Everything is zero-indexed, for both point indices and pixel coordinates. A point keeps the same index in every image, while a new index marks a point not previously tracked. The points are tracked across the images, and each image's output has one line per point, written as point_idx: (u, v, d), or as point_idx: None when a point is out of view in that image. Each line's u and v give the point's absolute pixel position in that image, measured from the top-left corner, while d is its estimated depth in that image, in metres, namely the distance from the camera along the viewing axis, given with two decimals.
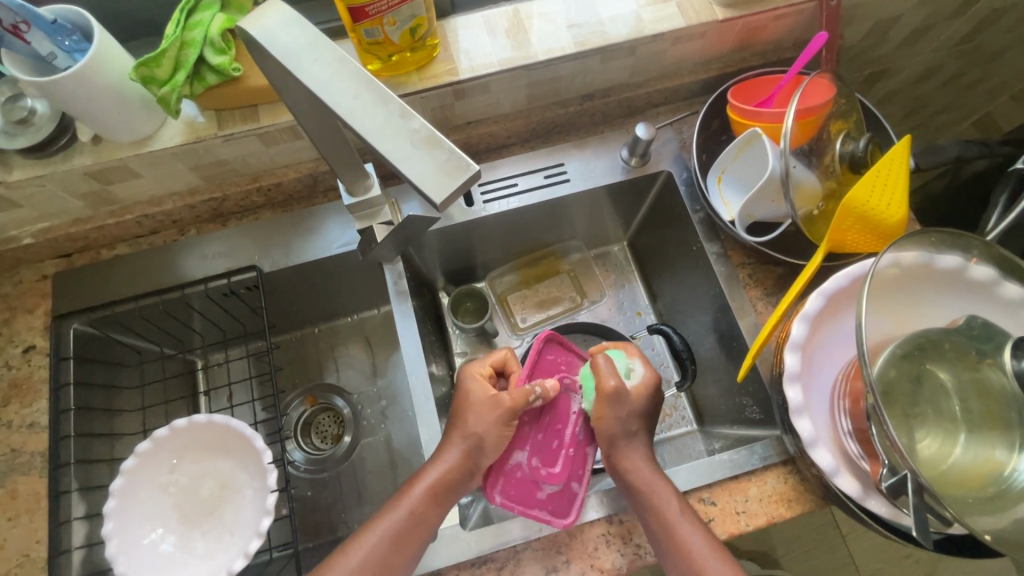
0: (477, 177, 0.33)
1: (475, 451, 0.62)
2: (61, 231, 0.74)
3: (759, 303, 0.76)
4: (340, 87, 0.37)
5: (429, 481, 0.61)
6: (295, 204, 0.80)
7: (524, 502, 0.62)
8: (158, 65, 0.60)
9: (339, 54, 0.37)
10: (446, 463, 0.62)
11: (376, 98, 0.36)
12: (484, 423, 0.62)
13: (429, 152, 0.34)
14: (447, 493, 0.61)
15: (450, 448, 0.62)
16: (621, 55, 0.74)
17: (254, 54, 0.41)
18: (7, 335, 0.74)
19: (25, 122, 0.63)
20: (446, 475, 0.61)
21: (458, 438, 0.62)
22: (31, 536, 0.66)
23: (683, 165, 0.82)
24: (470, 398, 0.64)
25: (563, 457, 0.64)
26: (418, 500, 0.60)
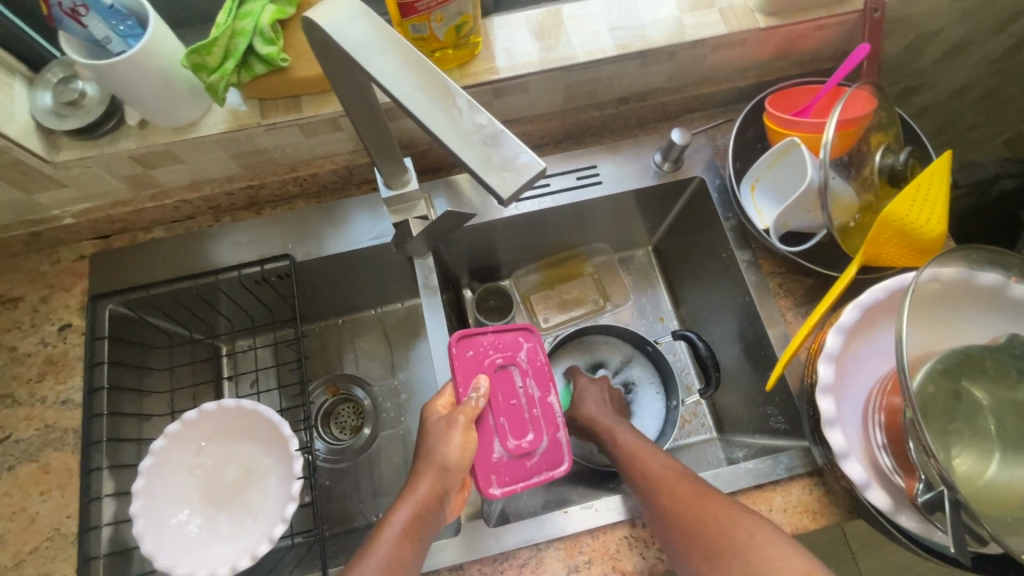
0: (543, 175, 0.34)
1: (446, 477, 0.60)
2: (101, 212, 0.75)
3: (788, 313, 0.75)
4: (407, 81, 0.38)
5: (399, 523, 0.57)
6: (329, 195, 0.81)
7: (519, 477, 0.66)
8: (210, 52, 0.61)
9: (405, 49, 0.39)
10: (417, 497, 0.58)
11: (441, 93, 0.37)
12: (448, 443, 0.61)
13: (498, 148, 0.35)
14: (422, 529, 0.57)
15: (418, 484, 0.59)
16: (660, 59, 0.74)
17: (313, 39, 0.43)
18: (44, 313, 0.75)
19: (75, 104, 0.64)
20: (417, 510, 0.58)
21: (426, 467, 0.60)
22: (62, 510, 0.67)
23: (716, 171, 0.82)
24: (426, 427, 0.63)
25: (532, 419, 0.69)
26: (394, 540, 0.56)
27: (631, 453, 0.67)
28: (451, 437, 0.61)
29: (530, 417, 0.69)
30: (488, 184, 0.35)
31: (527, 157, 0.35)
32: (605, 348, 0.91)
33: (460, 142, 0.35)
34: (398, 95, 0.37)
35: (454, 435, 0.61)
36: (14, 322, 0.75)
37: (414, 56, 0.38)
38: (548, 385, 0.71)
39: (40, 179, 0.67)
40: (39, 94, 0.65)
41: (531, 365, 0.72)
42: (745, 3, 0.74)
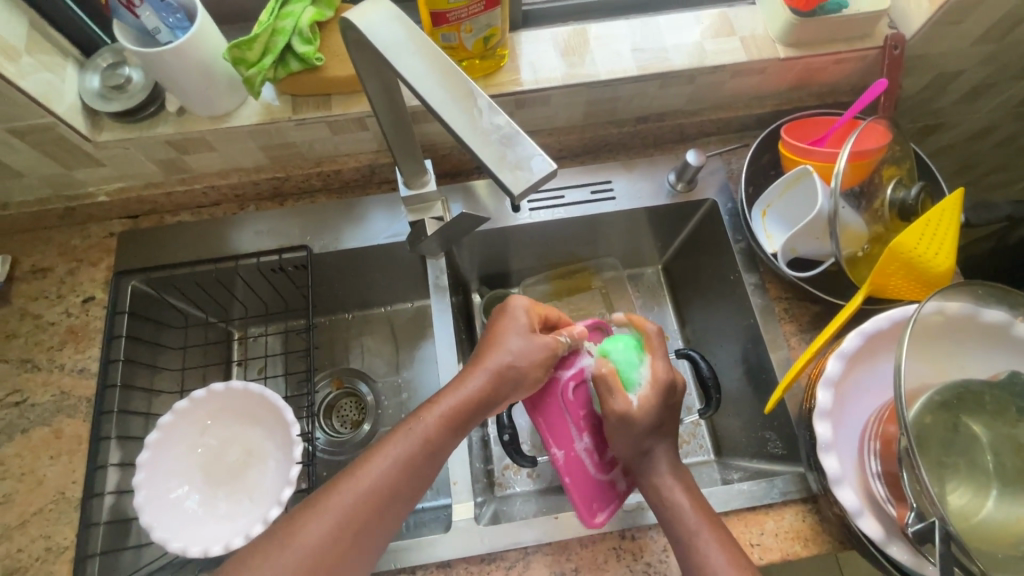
0: (552, 176, 0.37)
1: (504, 374, 0.63)
2: (133, 193, 0.78)
3: (792, 338, 0.76)
4: (429, 79, 0.40)
5: (448, 408, 0.60)
6: (350, 192, 0.84)
7: (613, 496, 0.67)
8: (250, 48, 0.64)
9: (430, 52, 0.41)
10: (470, 389, 0.61)
11: (463, 92, 0.40)
12: (523, 352, 0.64)
13: (513, 148, 0.38)
14: (468, 420, 0.61)
15: (479, 373, 0.62)
16: (679, 82, 0.77)
17: (349, 39, 0.46)
18: (70, 285, 0.78)
19: (120, 89, 0.68)
20: (467, 401, 0.61)
21: (490, 355, 0.63)
22: (68, 475, 0.69)
23: (729, 195, 0.83)
24: (515, 323, 0.66)
25: (596, 427, 0.71)
26: (435, 426, 0.59)
27: (680, 501, 0.60)
28: (536, 342, 0.65)
29: (599, 427, 0.71)
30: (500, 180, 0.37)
31: (539, 159, 0.37)
32: None
33: (478, 138, 0.38)
34: (422, 92, 0.40)
35: (542, 341, 0.66)
36: (42, 291, 0.78)
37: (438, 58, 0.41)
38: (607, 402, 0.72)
39: (81, 156, 0.71)
40: (89, 77, 0.69)
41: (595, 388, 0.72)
42: (766, 34, 0.76)
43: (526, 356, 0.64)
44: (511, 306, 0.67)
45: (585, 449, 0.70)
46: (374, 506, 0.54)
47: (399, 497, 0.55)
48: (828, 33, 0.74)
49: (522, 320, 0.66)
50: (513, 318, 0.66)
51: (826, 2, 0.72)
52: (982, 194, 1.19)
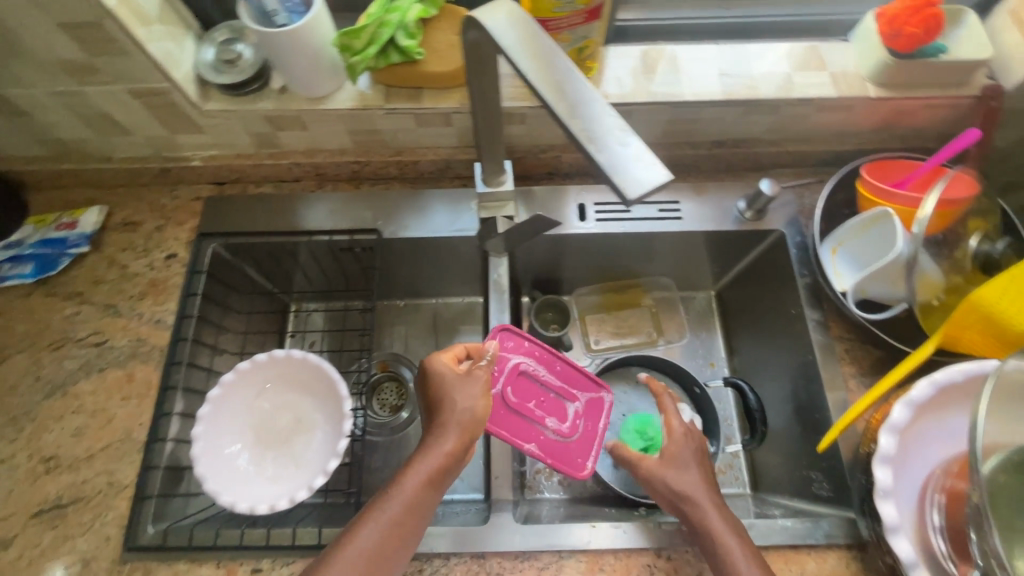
0: (669, 185, 0.37)
1: (470, 426, 0.61)
2: (224, 161, 0.83)
3: (851, 380, 0.74)
4: (552, 83, 0.42)
5: (423, 469, 0.57)
6: (423, 182, 0.86)
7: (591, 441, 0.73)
8: (358, 37, 0.68)
9: (553, 57, 0.43)
10: (442, 449, 0.58)
11: (584, 101, 0.41)
12: (470, 402, 0.62)
13: (631, 157, 0.38)
14: (448, 474, 0.59)
15: (446, 437, 0.59)
16: (763, 111, 0.77)
17: (469, 35, 0.48)
18: (156, 240, 0.83)
19: (231, 63, 0.72)
20: (440, 461, 0.58)
21: (455, 410, 0.61)
22: (136, 418, 0.73)
23: (798, 229, 0.82)
24: (445, 381, 0.63)
25: (547, 397, 0.74)
26: (414, 488, 0.56)
27: (728, 543, 0.58)
28: (469, 388, 0.63)
29: (552, 399, 0.74)
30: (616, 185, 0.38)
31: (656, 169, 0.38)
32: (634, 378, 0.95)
33: (595, 144, 0.39)
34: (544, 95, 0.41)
35: (477, 391, 0.62)
36: (130, 244, 0.83)
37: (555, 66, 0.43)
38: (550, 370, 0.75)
39: (186, 122, 0.75)
40: (205, 49, 0.73)
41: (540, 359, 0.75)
42: (858, 72, 0.76)
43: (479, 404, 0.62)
44: (427, 366, 0.64)
45: (552, 429, 0.72)
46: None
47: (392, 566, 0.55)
48: (924, 76, 0.73)
49: (449, 372, 0.63)
50: (437, 373, 0.63)
51: (926, 45, 0.71)
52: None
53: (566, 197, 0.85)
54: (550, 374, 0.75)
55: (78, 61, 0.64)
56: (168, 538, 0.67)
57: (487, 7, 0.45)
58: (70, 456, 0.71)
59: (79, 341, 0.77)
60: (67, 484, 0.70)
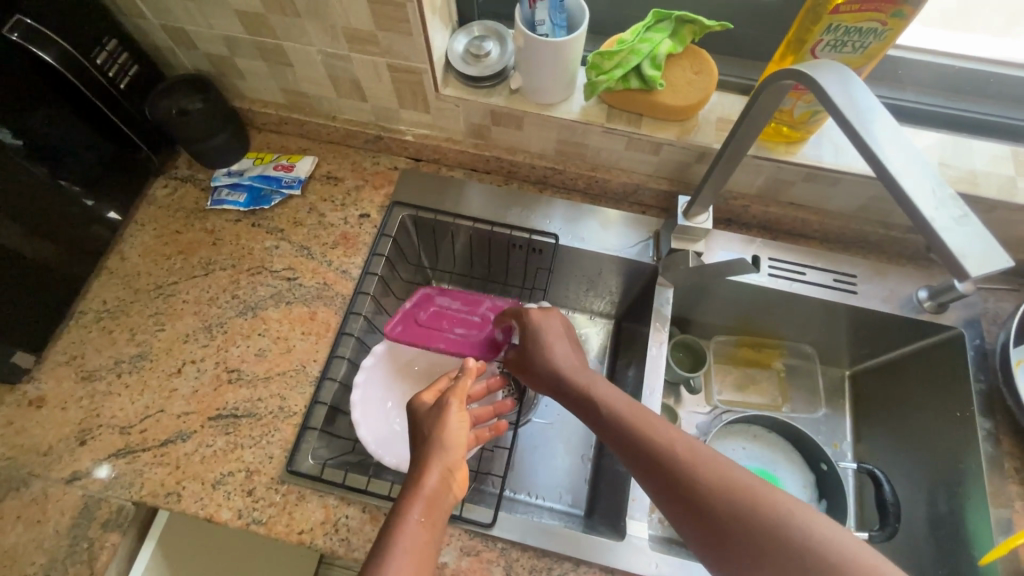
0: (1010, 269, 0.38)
1: (451, 456, 0.58)
2: (432, 141, 0.89)
3: (1017, 502, 0.71)
4: (887, 151, 0.43)
5: (415, 504, 0.54)
6: (603, 201, 0.90)
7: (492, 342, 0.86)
8: (609, 59, 0.72)
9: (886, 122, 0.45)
10: (426, 481, 0.56)
11: (921, 172, 0.42)
12: (449, 430, 0.59)
13: (970, 239, 0.39)
14: (441, 512, 0.54)
15: (423, 478, 0.56)
16: (977, 209, 0.75)
17: (776, 80, 0.51)
18: (353, 198, 0.91)
19: (478, 58, 0.78)
20: (428, 493, 0.55)
21: (431, 449, 0.58)
22: (312, 353, 0.79)
23: (978, 332, 0.80)
24: (417, 419, 0.62)
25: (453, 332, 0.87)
26: (413, 522, 0.52)
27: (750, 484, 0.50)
28: (447, 415, 0.61)
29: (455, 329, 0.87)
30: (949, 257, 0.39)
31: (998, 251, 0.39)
32: (751, 437, 0.95)
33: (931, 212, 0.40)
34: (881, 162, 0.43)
35: (449, 416, 0.61)
36: (330, 196, 0.91)
37: (874, 132, 0.44)
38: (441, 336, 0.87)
39: (419, 101, 0.82)
40: (457, 40, 0.80)
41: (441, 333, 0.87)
42: None
43: (457, 431, 0.60)
44: (410, 411, 0.64)
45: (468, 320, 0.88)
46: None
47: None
48: None
49: (422, 410, 0.63)
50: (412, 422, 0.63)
51: None
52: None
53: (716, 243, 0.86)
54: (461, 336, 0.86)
55: (364, 31, 0.71)
56: (325, 472, 0.72)
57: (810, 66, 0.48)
58: (249, 373, 0.78)
59: (273, 272, 0.85)
60: (243, 398, 0.76)
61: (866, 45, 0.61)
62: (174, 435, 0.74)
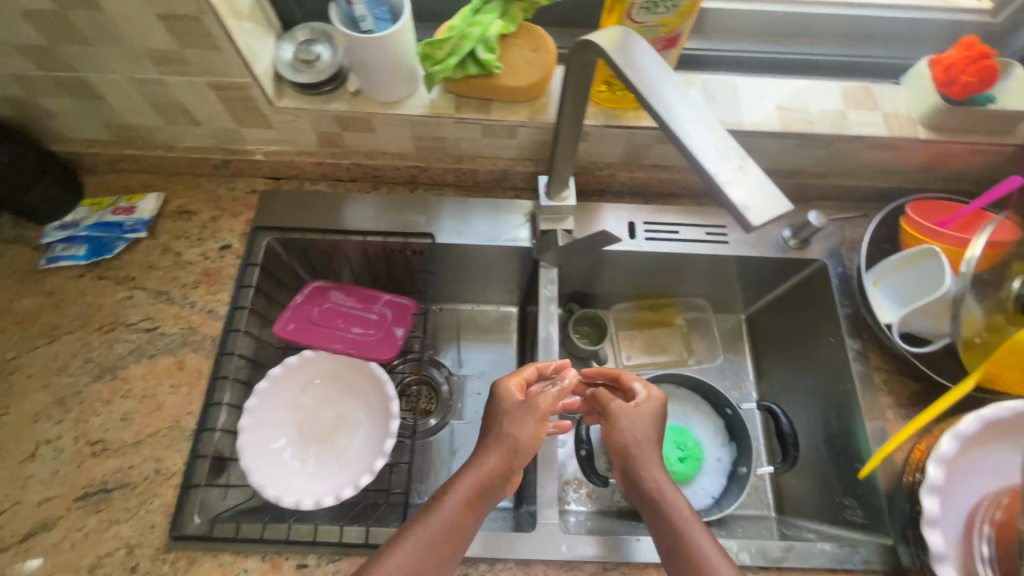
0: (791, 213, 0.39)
1: (513, 458, 0.63)
2: (286, 157, 0.84)
3: (889, 412, 0.76)
4: (672, 115, 0.44)
5: (464, 491, 0.59)
6: (477, 191, 0.88)
7: (387, 339, 0.84)
8: (440, 48, 0.70)
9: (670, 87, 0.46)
10: (483, 470, 0.61)
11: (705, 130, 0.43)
12: (519, 429, 0.64)
13: (753, 189, 0.39)
14: (484, 503, 0.60)
15: (487, 461, 0.62)
16: (818, 145, 0.79)
17: (575, 55, 0.51)
18: (211, 230, 0.84)
19: (310, 63, 0.74)
20: (480, 483, 0.60)
21: (495, 446, 0.63)
22: (185, 406, 0.73)
23: (840, 260, 0.84)
24: (502, 406, 0.65)
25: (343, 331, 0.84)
26: (454, 510, 0.58)
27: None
28: (524, 421, 0.64)
29: (344, 328, 0.84)
30: (737, 213, 0.39)
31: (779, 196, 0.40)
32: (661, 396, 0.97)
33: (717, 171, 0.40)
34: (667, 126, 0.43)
35: (529, 422, 0.64)
36: (184, 232, 0.84)
37: (664, 98, 0.45)
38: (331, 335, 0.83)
39: (256, 117, 0.77)
40: (283, 48, 0.75)
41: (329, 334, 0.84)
42: (909, 114, 0.78)
43: (527, 433, 0.64)
44: (496, 390, 0.67)
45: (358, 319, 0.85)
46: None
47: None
48: (972, 123, 0.76)
49: (510, 401, 0.66)
50: (497, 397, 0.66)
51: (978, 94, 0.74)
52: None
53: (601, 216, 0.86)
54: (353, 334, 0.84)
55: (167, 51, 0.65)
56: (215, 529, 0.67)
57: (600, 33, 0.48)
58: (117, 440, 0.71)
59: (130, 326, 0.77)
60: (114, 468, 0.70)
61: (677, 3, 0.61)
62: (36, 526, 0.66)
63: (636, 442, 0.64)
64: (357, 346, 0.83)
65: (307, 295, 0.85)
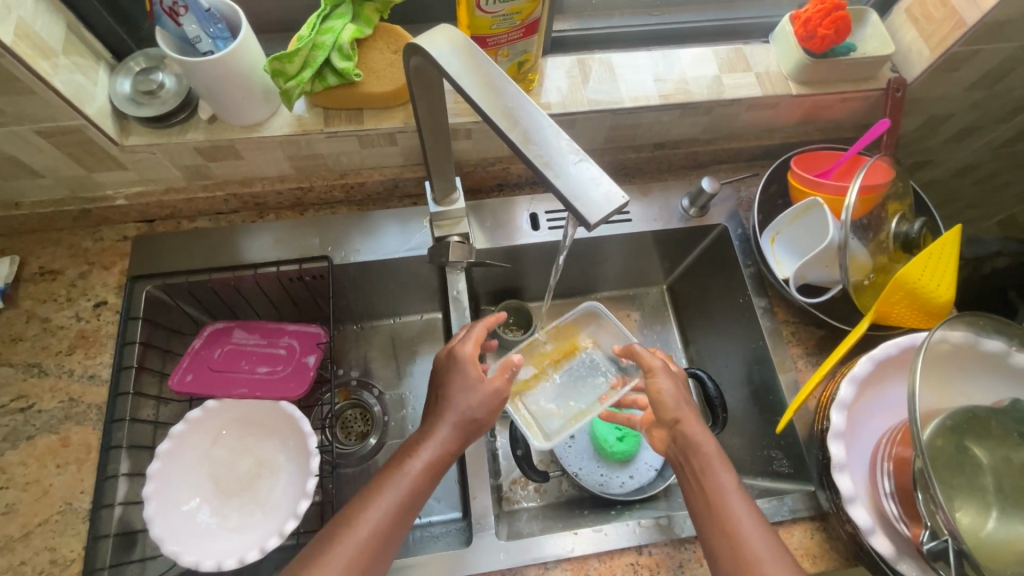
0: (624, 205, 0.39)
1: (468, 428, 0.62)
2: (153, 197, 0.78)
3: (800, 361, 0.79)
4: (502, 111, 0.42)
5: (425, 458, 0.59)
6: (371, 204, 0.84)
7: (296, 373, 0.79)
8: (291, 61, 0.66)
9: (499, 82, 0.44)
10: (438, 441, 0.61)
11: (534, 126, 0.42)
12: (478, 395, 0.63)
13: (590, 183, 0.39)
14: (438, 469, 0.60)
15: (438, 430, 0.61)
16: (699, 113, 0.80)
17: (410, 66, 0.48)
18: (81, 288, 0.76)
19: (152, 94, 0.68)
20: (440, 453, 0.60)
21: (446, 417, 0.62)
22: (76, 485, 0.67)
23: (739, 221, 0.86)
24: (460, 364, 0.64)
25: (249, 373, 0.79)
26: (417, 476, 0.59)
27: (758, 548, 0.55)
28: (486, 395, 0.63)
29: (250, 369, 0.79)
30: (575, 211, 0.39)
31: (613, 188, 0.40)
32: None
33: (551, 170, 0.40)
34: (497, 126, 0.42)
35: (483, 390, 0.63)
36: (50, 294, 0.76)
37: (494, 95, 0.43)
38: (237, 379, 0.78)
39: (105, 160, 0.70)
40: (119, 80, 0.69)
41: (235, 378, 0.78)
42: (780, 70, 0.80)
43: (485, 396, 0.63)
44: (456, 356, 0.66)
45: (262, 358, 0.80)
46: (360, 568, 0.53)
47: (378, 561, 0.55)
48: (837, 73, 0.79)
49: (469, 367, 0.64)
50: (460, 351, 0.66)
51: (838, 45, 0.76)
52: (978, 231, 1.22)
53: (516, 208, 0.85)
54: (261, 375, 0.79)
55: None
56: None
57: (442, 32, 0.45)
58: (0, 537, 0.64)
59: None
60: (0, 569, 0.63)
61: None
62: None
63: (674, 407, 0.65)
64: (266, 386, 0.78)
65: (205, 340, 0.79)
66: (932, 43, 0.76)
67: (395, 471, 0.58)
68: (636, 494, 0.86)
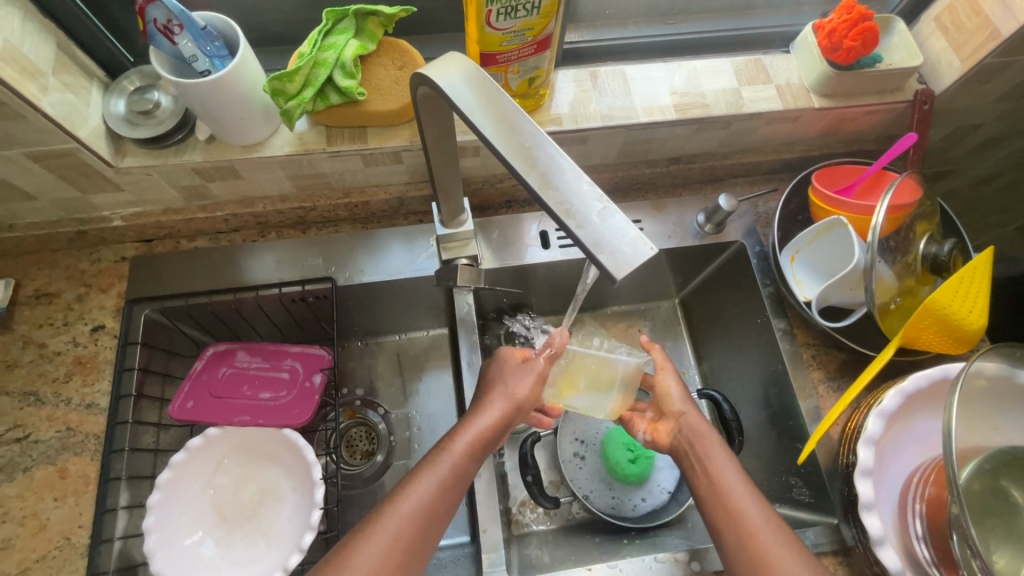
0: (653, 254, 0.36)
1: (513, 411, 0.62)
2: (152, 218, 0.75)
3: (821, 386, 0.76)
4: (517, 150, 0.40)
5: (471, 436, 0.59)
6: (375, 221, 0.82)
7: (299, 398, 0.76)
8: (291, 80, 0.63)
9: (509, 117, 0.41)
10: (485, 421, 0.60)
11: (549, 167, 0.39)
12: (524, 384, 0.63)
13: (612, 230, 0.37)
14: (484, 449, 0.59)
15: (484, 411, 0.61)
16: (716, 127, 0.77)
17: (417, 90, 0.45)
18: (78, 312, 0.74)
19: (149, 114, 0.66)
20: (485, 432, 0.60)
21: (493, 399, 0.62)
22: (74, 519, 0.65)
23: (756, 238, 0.83)
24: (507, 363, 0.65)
25: (251, 398, 0.76)
26: (463, 455, 0.58)
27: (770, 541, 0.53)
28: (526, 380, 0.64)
29: (251, 395, 0.76)
30: (599, 263, 0.36)
31: (637, 235, 0.37)
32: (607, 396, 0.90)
33: (573, 219, 0.37)
34: (511, 166, 0.39)
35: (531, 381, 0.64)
36: (47, 318, 0.74)
37: (503, 134, 0.40)
38: (238, 405, 0.75)
39: (100, 182, 0.68)
40: (114, 101, 0.66)
41: (236, 403, 0.75)
42: (801, 82, 0.77)
43: (528, 386, 0.63)
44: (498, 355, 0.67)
45: (263, 382, 0.77)
46: (408, 542, 0.52)
47: (425, 537, 0.53)
48: (862, 86, 0.75)
49: (513, 359, 0.66)
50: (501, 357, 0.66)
51: (863, 57, 0.73)
52: None
53: (525, 225, 0.82)
54: (263, 401, 0.76)
55: None
56: None
57: (455, 65, 0.42)
58: None
59: None
60: None
61: (538, 4, 0.56)
62: None
63: (685, 410, 0.66)
64: (270, 412, 0.75)
65: (206, 363, 0.77)
66: (963, 54, 0.72)
67: (442, 451, 0.58)
68: (649, 518, 0.83)
